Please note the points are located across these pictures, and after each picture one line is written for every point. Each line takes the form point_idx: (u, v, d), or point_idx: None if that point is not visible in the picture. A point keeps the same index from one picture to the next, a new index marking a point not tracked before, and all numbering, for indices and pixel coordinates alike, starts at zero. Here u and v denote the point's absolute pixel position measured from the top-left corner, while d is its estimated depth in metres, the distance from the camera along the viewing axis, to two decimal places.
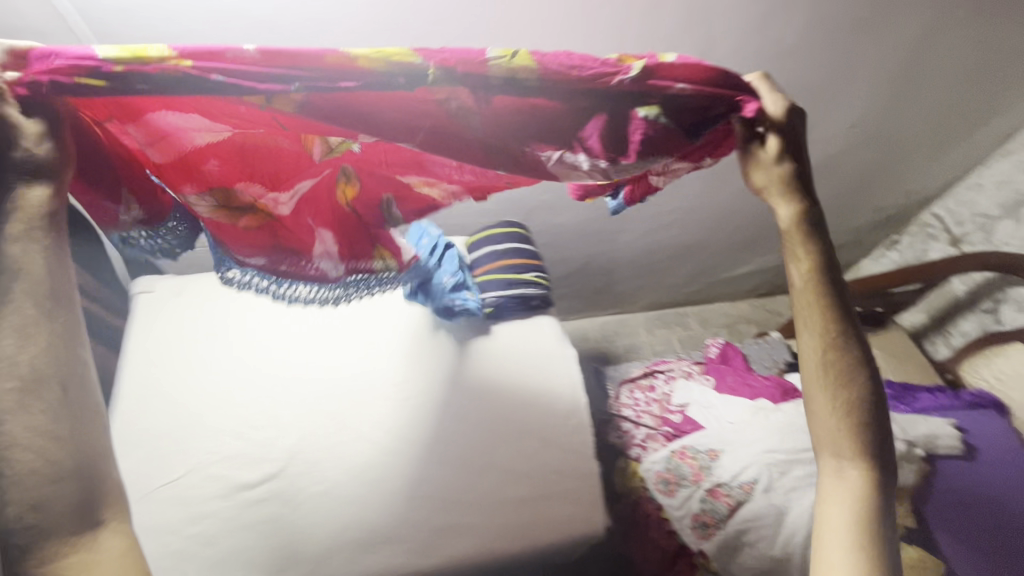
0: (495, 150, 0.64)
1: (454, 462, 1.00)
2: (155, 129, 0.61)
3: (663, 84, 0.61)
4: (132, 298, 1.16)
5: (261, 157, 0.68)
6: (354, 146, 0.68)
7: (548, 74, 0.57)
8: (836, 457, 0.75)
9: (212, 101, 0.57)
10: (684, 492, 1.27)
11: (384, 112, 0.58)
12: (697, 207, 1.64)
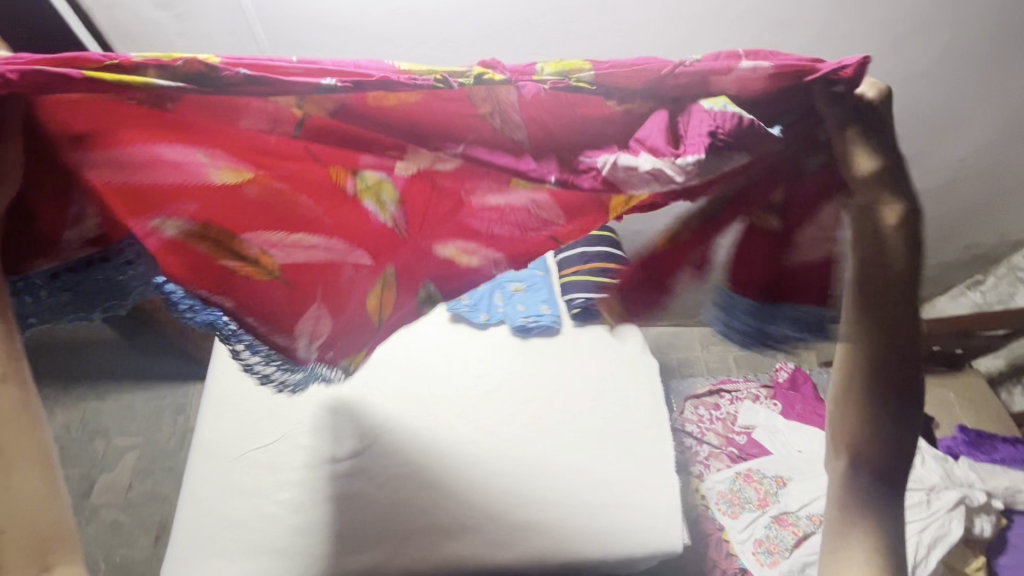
0: (535, 172, 0.52)
1: (533, 460, 1.01)
2: (151, 155, 0.52)
3: (722, 71, 0.48)
4: None
5: (273, 209, 0.58)
6: (391, 211, 0.59)
7: (603, 75, 0.49)
8: (851, 465, 0.58)
9: (233, 126, 0.51)
10: (749, 515, 1.26)
11: (406, 118, 0.51)
12: None
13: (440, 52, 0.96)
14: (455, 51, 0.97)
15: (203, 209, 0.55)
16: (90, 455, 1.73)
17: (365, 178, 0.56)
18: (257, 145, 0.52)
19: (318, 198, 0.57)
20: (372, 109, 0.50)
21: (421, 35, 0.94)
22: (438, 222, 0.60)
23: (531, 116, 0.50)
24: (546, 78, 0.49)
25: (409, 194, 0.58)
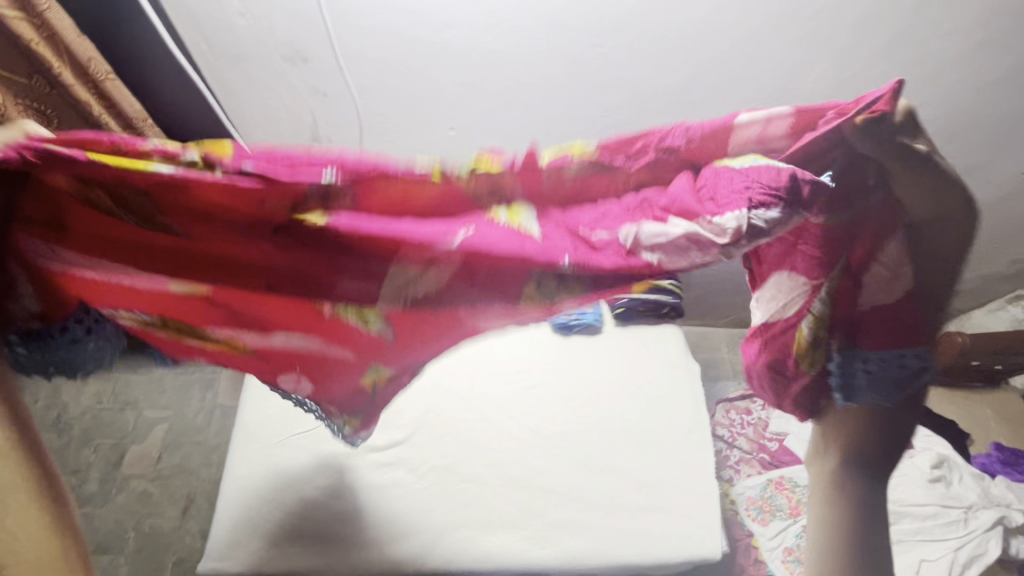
0: (520, 265, 0.52)
1: (573, 459, 1.00)
2: (104, 250, 0.56)
3: (713, 137, 0.50)
4: None
5: (238, 306, 0.61)
6: (367, 319, 0.60)
7: (600, 155, 0.52)
8: (839, 461, 0.66)
9: (195, 222, 0.53)
10: (780, 523, 1.23)
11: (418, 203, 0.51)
12: None
13: (500, 42, 0.93)
14: (516, 42, 0.94)
15: (156, 305, 0.60)
16: None
17: (339, 300, 0.59)
18: (241, 252, 0.56)
19: (291, 313, 0.61)
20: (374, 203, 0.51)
21: (482, 23, 0.90)
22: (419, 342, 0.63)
23: (532, 192, 0.52)
24: (548, 161, 0.52)
25: (390, 313, 0.59)
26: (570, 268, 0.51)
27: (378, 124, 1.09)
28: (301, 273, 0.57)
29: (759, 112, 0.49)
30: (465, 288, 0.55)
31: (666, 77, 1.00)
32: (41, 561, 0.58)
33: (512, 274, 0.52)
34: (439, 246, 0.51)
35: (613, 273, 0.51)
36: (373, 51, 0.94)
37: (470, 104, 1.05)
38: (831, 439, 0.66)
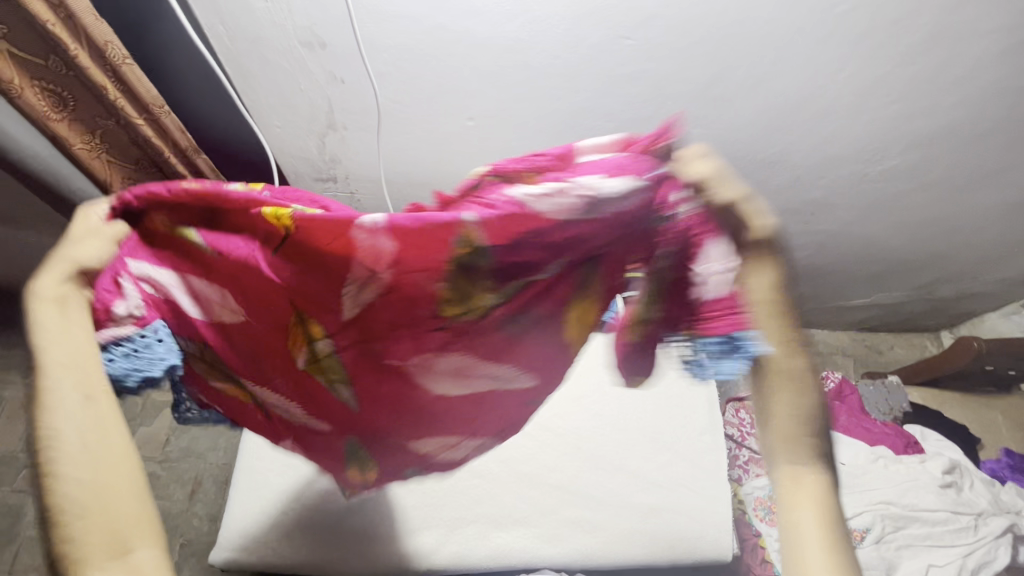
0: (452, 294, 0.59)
1: (586, 458, 1.00)
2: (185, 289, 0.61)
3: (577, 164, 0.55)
4: None
5: (268, 369, 0.68)
6: (356, 404, 0.70)
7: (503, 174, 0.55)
8: (792, 450, 0.51)
9: (251, 269, 0.59)
10: None
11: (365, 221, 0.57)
12: (844, 236, 1.52)
13: (524, 32, 0.89)
14: (540, 31, 0.90)
15: (212, 336, 0.64)
16: None
17: (336, 373, 0.67)
18: (228, 274, 0.60)
19: (300, 372, 0.67)
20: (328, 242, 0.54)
21: (507, 11, 0.86)
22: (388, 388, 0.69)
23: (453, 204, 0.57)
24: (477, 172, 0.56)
25: (381, 400, 0.70)
26: (474, 228, 0.52)
27: (395, 112, 1.06)
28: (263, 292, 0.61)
29: (595, 139, 0.56)
30: (392, 318, 0.61)
31: (693, 71, 0.97)
32: (133, 529, 0.47)
33: (433, 268, 0.56)
34: (375, 258, 0.55)
35: (554, 255, 0.56)
36: (392, 37, 0.91)
37: (490, 93, 1.02)
38: (762, 427, 0.54)
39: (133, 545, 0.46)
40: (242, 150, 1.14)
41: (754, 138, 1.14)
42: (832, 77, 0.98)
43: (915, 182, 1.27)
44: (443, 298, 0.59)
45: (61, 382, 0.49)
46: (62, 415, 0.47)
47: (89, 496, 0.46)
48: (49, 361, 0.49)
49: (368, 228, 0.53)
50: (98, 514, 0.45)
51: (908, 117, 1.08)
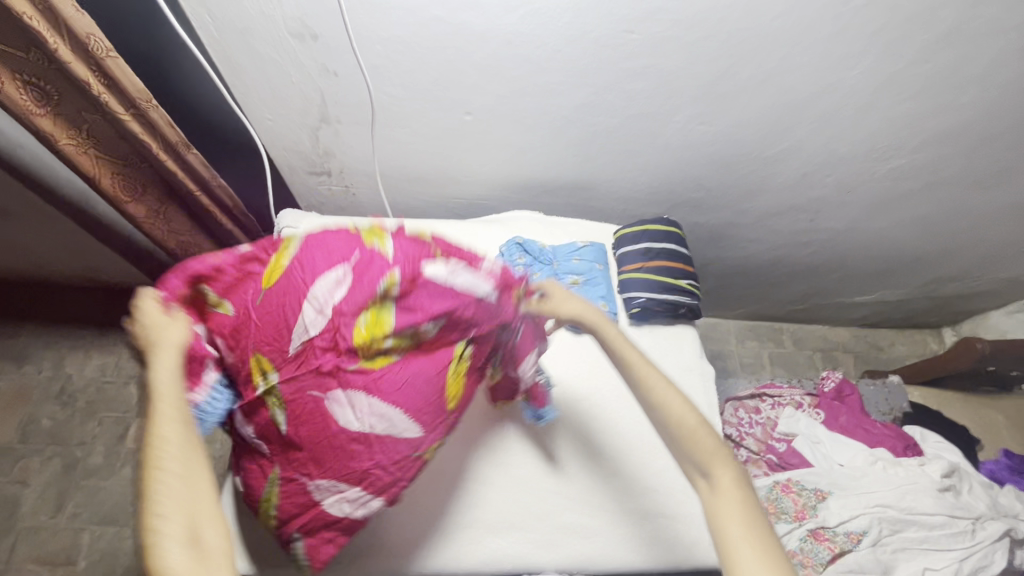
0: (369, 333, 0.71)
1: (584, 462, 0.99)
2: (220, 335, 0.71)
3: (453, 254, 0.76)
4: (281, 232, 1.16)
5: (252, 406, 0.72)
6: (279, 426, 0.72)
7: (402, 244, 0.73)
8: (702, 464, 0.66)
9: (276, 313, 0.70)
10: (784, 526, 1.25)
11: (321, 262, 0.69)
12: (850, 234, 1.49)
13: (524, 24, 0.85)
14: (540, 24, 0.85)
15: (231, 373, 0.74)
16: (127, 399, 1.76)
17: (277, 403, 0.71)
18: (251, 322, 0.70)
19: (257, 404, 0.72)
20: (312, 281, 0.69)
21: (506, 3, 0.82)
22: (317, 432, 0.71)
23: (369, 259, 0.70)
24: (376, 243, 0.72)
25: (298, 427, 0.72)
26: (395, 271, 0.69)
27: (390, 106, 1.03)
28: (239, 322, 0.70)
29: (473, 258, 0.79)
30: (326, 349, 0.68)
31: (700, 66, 0.93)
32: (211, 545, 0.50)
33: (361, 306, 0.68)
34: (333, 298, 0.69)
35: (437, 313, 0.72)
36: (386, 29, 0.87)
37: (488, 87, 0.99)
38: (675, 449, 0.70)
39: (205, 538, 0.49)
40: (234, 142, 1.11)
41: (761, 135, 1.11)
42: (844, 74, 0.94)
43: (924, 181, 1.24)
44: (361, 332, 0.69)
45: (162, 398, 0.56)
46: (165, 442, 0.52)
47: (175, 514, 0.49)
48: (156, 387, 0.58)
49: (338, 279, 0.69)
50: (181, 503, 0.50)
51: (920, 115, 1.04)
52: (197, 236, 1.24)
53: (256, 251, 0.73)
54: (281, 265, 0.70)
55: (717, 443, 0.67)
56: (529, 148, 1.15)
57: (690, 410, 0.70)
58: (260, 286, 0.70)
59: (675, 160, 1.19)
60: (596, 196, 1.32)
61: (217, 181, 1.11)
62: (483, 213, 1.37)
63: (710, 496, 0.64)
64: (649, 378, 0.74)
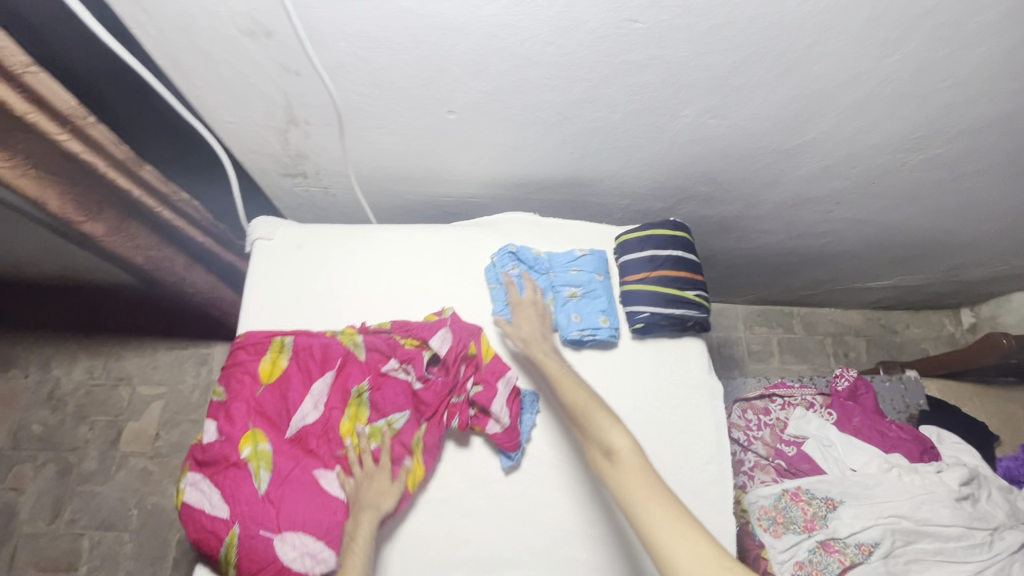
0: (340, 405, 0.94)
1: (583, 492, 0.93)
2: (225, 407, 0.92)
3: (423, 337, 0.97)
4: (252, 244, 1.06)
5: (236, 467, 0.87)
6: (261, 483, 0.86)
7: (372, 340, 0.98)
8: (603, 444, 0.77)
9: (274, 385, 0.94)
10: (792, 537, 1.19)
11: (312, 347, 0.97)
12: (870, 224, 1.38)
13: (509, 14, 0.73)
14: (528, 14, 0.73)
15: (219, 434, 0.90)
16: (117, 403, 1.72)
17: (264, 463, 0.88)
18: (248, 396, 0.93)
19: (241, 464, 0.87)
20: (309, 355, 0.96)
21: None
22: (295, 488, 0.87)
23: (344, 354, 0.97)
24: (355, 345, 0.97)
25: (277, 476, 0.87)
26: (364, 357, 0.97)
27: (363, 106, 0.92)
28: (246, 405, 0.92)
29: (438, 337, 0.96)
30: (317, 435, 0.92)
31: (715, 56, 0.81)
32: None
33: (344, 403, 0.94)
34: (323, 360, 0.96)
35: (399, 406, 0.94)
36: (351, 25, 0.75)
37: (472, 85, 0.87)
38: (586, 436, 0.81)
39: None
40: (197, 150, 1.01)
41: (780, 128, 0.99)
42: (879, 62, 0.82)
43: (958, 171, 1.12)
44: (346, 426, 0.93)
45: (353, 559, 0.80)
46: None
47: None
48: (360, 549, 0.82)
49: (318, 358, 0.96)
50: None
51: (963, 103, 0.92)
52: (169, 252, 1.14)
53: (258, 346, 0.97)
54: (281, 365, 0.95)
55: (614, 420, 0.78)
56: (521, 145, 1.04)
57: (590, 398, 0.83)
58: (259, 382, 0.94)
59: (684, 155, 1.07)
60: (596, 192, 1.20)
61: (181, 196, 1.02)
62: (474, 211, 1.27)
63: (612, 467, 0.74)
64: (561, 381, 0.89)
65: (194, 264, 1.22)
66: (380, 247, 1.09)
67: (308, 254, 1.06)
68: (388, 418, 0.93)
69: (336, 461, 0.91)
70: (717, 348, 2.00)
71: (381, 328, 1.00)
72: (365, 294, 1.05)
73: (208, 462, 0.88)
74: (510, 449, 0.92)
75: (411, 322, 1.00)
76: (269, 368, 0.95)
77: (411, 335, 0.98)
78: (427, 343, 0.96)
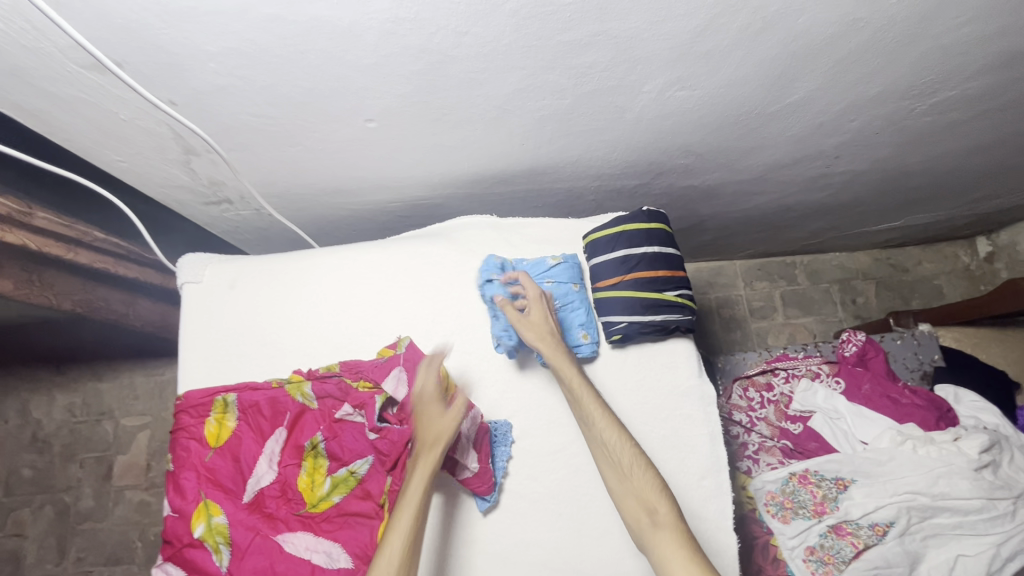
0: (297, 460, 0.86)
1: (569, 525, 0.86)
2: (177, 475, 0.85)
3: (375, 378, 0.88)
4: (181, 289, 0.97)
5: (197, 544, 0.81)
6: (224, 558, 0.80)
7: (320, 387, 0.89)
8: (646, 507, 0.76)
9: (226, 443, 0.86)
10: (802, 522, 1.12)
11: (261, 400, 0.89)
12: (876, 173, 1.22)
13: (403, 7, 0.58)
14: (427, 3, 0.58)
15: (174, 508, 0.83)
16: (103, 438, 1.68)
17: (223, 535, 0.81)
18: (197, 461, 0.85)
19: (201, 540, 0.81)
20: (259, 410, 0.88)
21: None
22: (257, 560, 0.80)
23: (295, 406, 0.88)
24: (301, 396, 0.89)
25: (240, 548, 0.80)
26: (316, 408, 0.88)
27: (265, 127, 0.78)
28: (197, 473, 0.85)
29: (394, 378, 0.88)
30: (276, 496, 0.84)
31: (672, 24, 0.66)
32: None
33: (300, 458, 0.86)
34: (276, 414, 0.88)
35: (360, 454, 0.86)
36: (212, 42, 0.61)
37: (386, 89, 0.72)
38: (623, 497, 0.78)
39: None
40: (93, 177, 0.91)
41: (763, 92, 0.83)
42: (878, 3, 0.66)
43: (976, 110, 0.97)
44: (304, 483, 0.84)
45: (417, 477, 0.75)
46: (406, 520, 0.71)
47: None
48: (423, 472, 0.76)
49: (268, 414, 0.88)
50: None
51: (981, 39, 0.76)
52: (98, 292, 1.10)
53: (202, 404, 0.89)
54: (228, 426, 0.87)
55: (657, 480, 0.77)
56: (462, 145, 0.89)
57: (629, 445, 0.80)
58: (206, 446, 0.86)
59: (653, 132, 0.92)
60: (560, 179, 1.06)
61: (92, 235, 1.00)
62: (430, 214, 1.13)
63: (652, 532, 0.74)
64: (588, 408, 0.83)
65: (132, 297, 1.20)
66: (323, 276, 0.98)
67: (243, 295, 0.97)
68: (349, 466, 0.86)
69: (299, 521, 0.82)
70: (717, 310, 1.90)
71: (329, 372, 0.90)
72: (311, 332, 0.95)
73: (169, 541, 0.83)
74: (485, 490, 0.85)
75: (362, 363, 0.91)
76: (217, 425, 0.87)
77: (363, 378, 0.89)
78: (381, 387, 0.88)
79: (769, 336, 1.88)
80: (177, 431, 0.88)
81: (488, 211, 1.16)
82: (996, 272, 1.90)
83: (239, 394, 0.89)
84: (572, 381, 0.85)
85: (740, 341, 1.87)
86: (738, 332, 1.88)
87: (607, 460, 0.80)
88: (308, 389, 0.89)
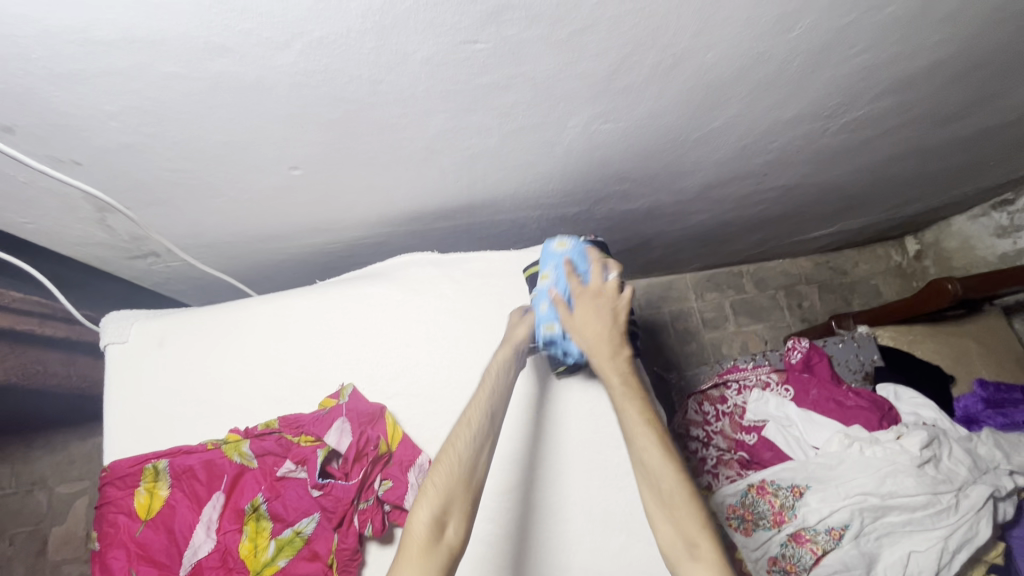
0: (239, 524, 0.80)
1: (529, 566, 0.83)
2: (105, 553, 0.79)
3: (318, 430, 0.85)
4: (104, 351, 0.94)
5: None
6: None
7: (258, 445, 0.85)
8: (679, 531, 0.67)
9: (158, 513, 0.81)
10: (763, 533, 1.12)
11: (195, 461, 0.84)
12: (804, 186, 1.27)
13: (311, 61, 0.57)
14: (336, 56, 0.58)
15: None
16: (34, 510, 1.43)
17: None
18: (127, 535, 0.80)
19: None
20: (194, 475, 0.83)
21: (266, 39, 0.54)
22: None
23: (231, 466, 0.83)
24: (237, 456, 0.84)
25: None
26: (257, 465, 0.84)
27: (184, 181, 0.75)
28: (127, 548, 0.79)
29: (337, 429, 0.85)
30: (216, 567, 0.78)
31: (587, 63, 0.67)
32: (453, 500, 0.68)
33: (242, 522, 0.80)
34: (214, 477, 0.83)
35: (305, 512, 0.81)
36: (112, 102, 0.59)
37: (307, 138, 0.71)
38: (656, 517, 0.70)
39: (449, 532, 0.66)
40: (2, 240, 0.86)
41: (685, 121, 0.86)
42: (778, 39, 0.70)
43: (886, 126, 1.03)
44: (246, 548, 0.78)
45: (492, 372, 0.81)
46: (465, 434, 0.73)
47: None
48: (491, 374, 0.80)
49: (204, 478, 0.83)
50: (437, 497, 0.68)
51: (878, 65, 0.81)
52: (26, 353, 1.03)
53: (131, 472, 0.84)
54: (160, 495, 0.82)
55: (701, 510, 0.68)
56: (395, 186, 0.88)
57: (674, 463, 0.71)
58: (136, 520, 0.80)
59: (586, 162, 0.93)
60: (501, 211, 1.05)
61: (10, 297, 0.95)
62: (373, 252, 1.11)
63: (689, 565, 0.65)
64: (631, 414, 0.75)
65: (68, 356, 1.13)
66: (255, 327, 0.96)
67: (174, 354, 0.94)
68: (295, 526, 0.80)
69: None
70: (672, 324, 1.93)
71: (268, 428, 0.87)
72: (251, 385, 0.93)
73: None
74: None
75: (302, 416, 0.88)
76: (147, 495, 0.82)
77: (304, 433, 0.86)
78: (323, 441, 0.84)
79: (723, 345, 1.92)
80: (103, 506, 0.82)
81: (433, 246, 1.14)
82: (926, 269, 2.01)
83: (169, 459, 0.84)
84: (618, 385, 0.77)
85: (696, 352, 1.91)
86: (694, 344, 1.91)
87: (642, 467, 0.72)
88: (248, 447, 0.85)
